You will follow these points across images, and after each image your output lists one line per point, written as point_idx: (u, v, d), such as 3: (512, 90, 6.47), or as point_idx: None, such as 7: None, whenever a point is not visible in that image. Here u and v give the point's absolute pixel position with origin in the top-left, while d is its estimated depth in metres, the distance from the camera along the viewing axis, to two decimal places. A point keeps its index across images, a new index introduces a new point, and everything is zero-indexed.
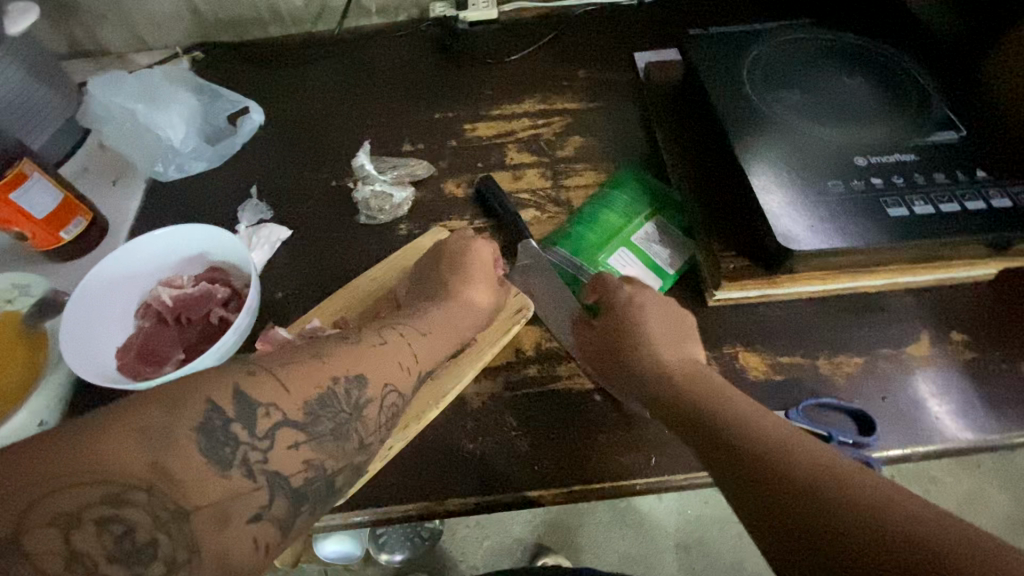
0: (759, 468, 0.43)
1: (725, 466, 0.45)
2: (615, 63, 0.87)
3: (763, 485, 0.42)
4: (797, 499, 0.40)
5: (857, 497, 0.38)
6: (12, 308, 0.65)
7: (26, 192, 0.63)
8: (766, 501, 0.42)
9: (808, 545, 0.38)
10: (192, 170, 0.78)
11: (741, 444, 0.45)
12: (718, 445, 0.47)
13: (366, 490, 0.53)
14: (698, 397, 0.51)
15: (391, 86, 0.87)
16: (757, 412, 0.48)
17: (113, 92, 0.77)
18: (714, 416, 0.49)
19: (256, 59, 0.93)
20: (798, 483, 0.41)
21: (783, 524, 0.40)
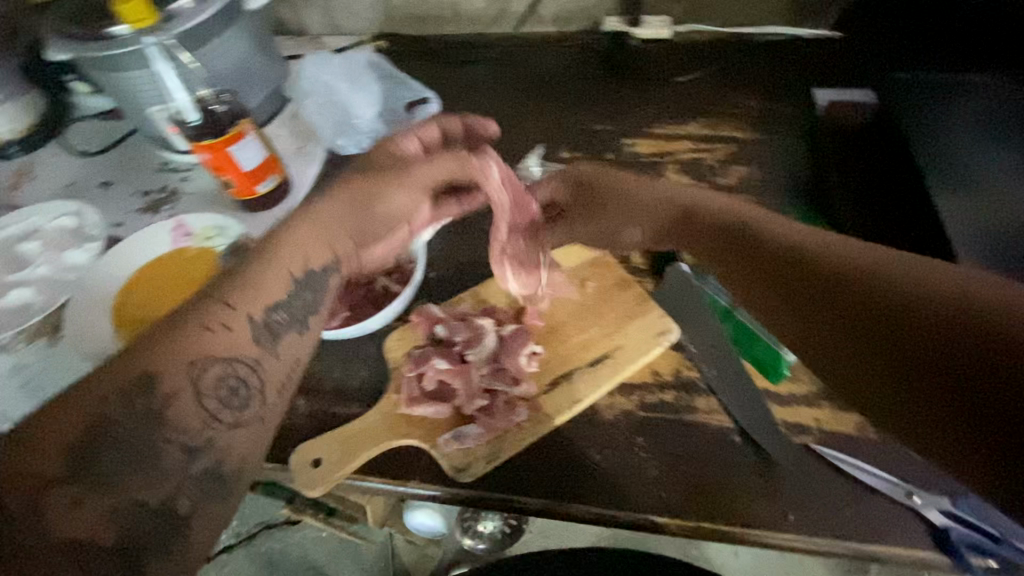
0: (824, 295, 0.41)
1: (781, 293, 0.44)
2: (790, 96, 0.84)
3: (817, 291, 0.41)
4: (878, 300, 0.38)
5: (892, 285, 0.38)
6: (211, 245, 0.75)
7: (240, 148, 0.71)
8: (823, 308, 0.41)
9: (852, 331, 0.38)
10: (367, 148, 0.85)
11: (796, 258, 0.44)
12: (775, 271, 0.45)
13: (494, 474, 0.55)
14: (763, 229, 0.48)
15: (554, 92, 0.90)
16: (834, 237, 0.44)
17: (322, 71, 0.87)
18: (774, 235, 0.47)
19: (432, 52, 1.00)
20: (872, 301, 0.38)
21: (819, 304, 0.41)
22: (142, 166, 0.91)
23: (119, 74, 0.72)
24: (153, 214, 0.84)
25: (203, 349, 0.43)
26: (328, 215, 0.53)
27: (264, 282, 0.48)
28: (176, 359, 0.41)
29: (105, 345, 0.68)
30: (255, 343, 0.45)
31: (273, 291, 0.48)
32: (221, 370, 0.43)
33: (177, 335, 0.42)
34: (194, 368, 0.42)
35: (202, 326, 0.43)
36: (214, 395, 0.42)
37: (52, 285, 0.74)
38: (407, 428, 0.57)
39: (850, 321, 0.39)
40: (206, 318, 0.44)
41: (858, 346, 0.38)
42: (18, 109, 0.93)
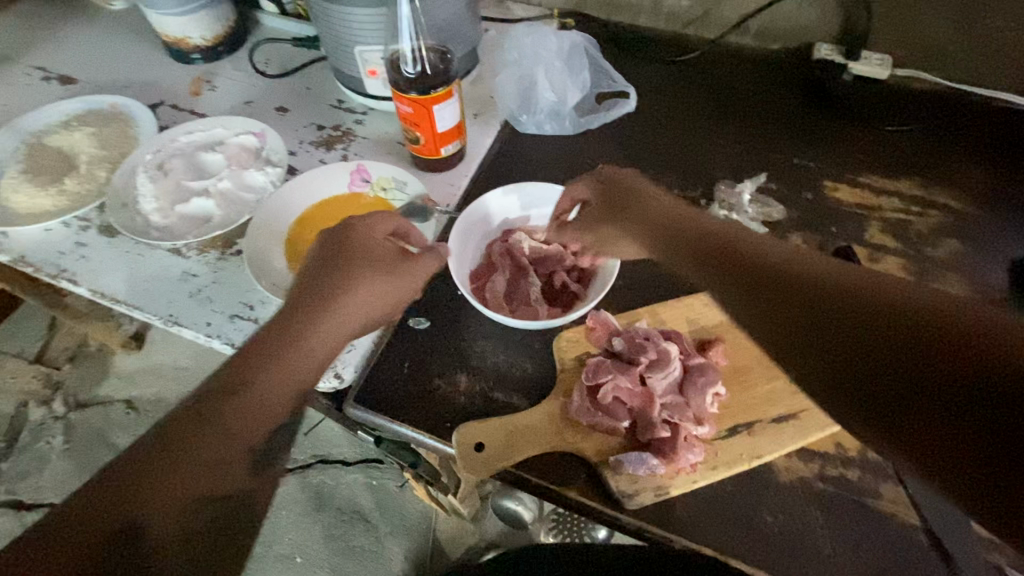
0: (789, 285, 0.42)
1: (757, 296, 0.44)
2: (1021, 175, 0.75)
3: (792, 296, 0.42)
4: (837, 302, 0.39)
5: (857, 291, 0.39)
6: (386, 197, 0.75)
7: (443, 108, 0.69)
8: (814, 315, 0.40)
9: (821, 328, 0.39)
10: (547, 130, 0.82)
11: (775, 265, 0.44)
12: (767, 285, 0.43)
13: (659, 508, 0.53)
14: (744, 242, 0.48)
15: (749, 113, 0.84)
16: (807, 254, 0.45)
17: (540, 46, 0.83)
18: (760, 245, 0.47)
19: (622, 42, 0.95)
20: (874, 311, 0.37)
21: (783, 309, 0.41)
22: (319, 100, 0.91)
23: (344, 9, 0.71)
24: (327, 151, 0.84)
25: (219, 485, 0.46)
26: (360, 292, 0.57)
27: (259, 400, 0.50)
28: (207, 474, 0.45)
29: (278, 273, 0.69)
30: (252, 472, 0.48)
31: (271, 412, 0.50)
32: (212, 514, 0.45)
33: (201, 439, 0.46)
34: (191, 506, 0.44)
35: (225, 438, 0.47)
36: (204, 531, 0.44)
37: (231, 202, 0.76)
38: (574, 437, 0.56)
39: (825, 320, 0.39)
40: (214, 428, 0.47)
41: (824, 348, 0.39)
42: (213, 18, 0.94)
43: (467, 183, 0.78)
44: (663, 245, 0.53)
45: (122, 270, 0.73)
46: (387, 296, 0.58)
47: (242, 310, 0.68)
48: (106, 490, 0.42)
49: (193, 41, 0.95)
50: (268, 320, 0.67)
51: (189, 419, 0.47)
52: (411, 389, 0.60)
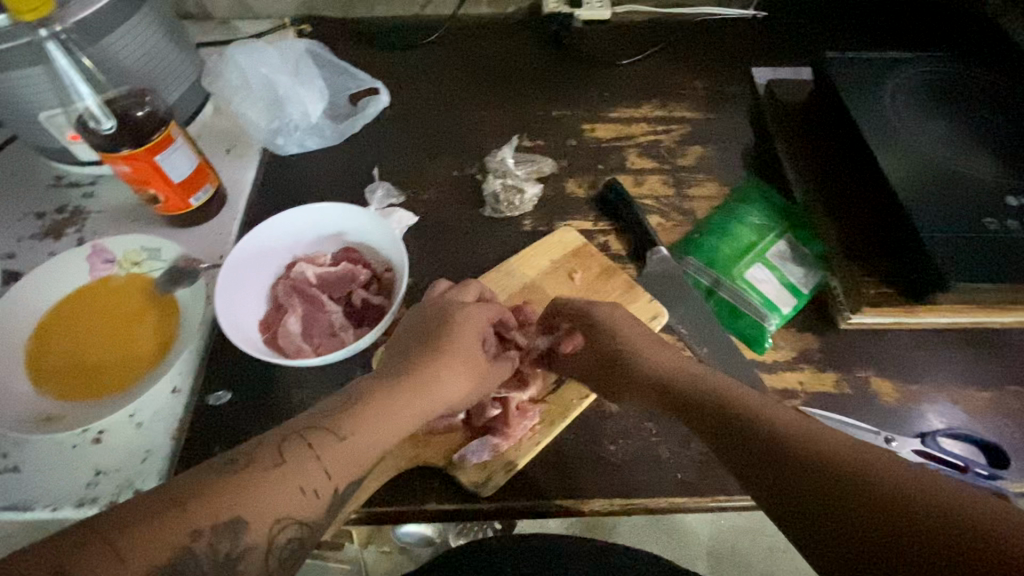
0: (786, 477, 0.42)
1: (794, 497, 0.41)
2: (732, 75, 0.87)
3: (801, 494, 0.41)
4: (839, 501, 0.39)
5: (880, 491, 0.38)
6: (142, 271, 0.65)
7: (169, 156, 0.61)
8: (815, 503, 0.40)
9: (826, 517, 0.39)
10: (310, 147, 0.77)
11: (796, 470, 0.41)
12: (766, 453, 0.43)
13: (513, 482, 0.54)
14: (807, 461, 0.41)
15: (504, 78, 0.87)
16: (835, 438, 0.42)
17: (258, 62, 0.76)
18: (758, 428, 0.45)
19: (366, 36, 0.92)
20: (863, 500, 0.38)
21: (766, 477, 0.43)
22: (30, 182, 0.76)
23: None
24: (56, 239, 0.71)
25: (294, 508, 0.42)
26: (452, 369, 0.52)
27: (363, 448, 0.46)
28: (266, 514, 0.41)
29: (24, 403, 0.57)
30: (325, 508, 0.43)
31: (362, 455, 0.46)
32: (293, 531, 0.42)
33: (252, 483, 0.41)
34: (278, 523, 0.41)
35: (296, 487, 0.42)
36: (279, 554, 0.41)
37: None
38: (415, 449, 0.54)
39: (806, 504, 0.40)
40: (303, 479, 0.43)
41: (789, 497, 0.41)
42: None
43: (237, 227, 0.71)
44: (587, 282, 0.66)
45: None
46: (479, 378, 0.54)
47: None
48: (150, 554, 0.36)
49: None
50: (33, 460, 0.56)
51: (228, 479, 0.41)
52: None
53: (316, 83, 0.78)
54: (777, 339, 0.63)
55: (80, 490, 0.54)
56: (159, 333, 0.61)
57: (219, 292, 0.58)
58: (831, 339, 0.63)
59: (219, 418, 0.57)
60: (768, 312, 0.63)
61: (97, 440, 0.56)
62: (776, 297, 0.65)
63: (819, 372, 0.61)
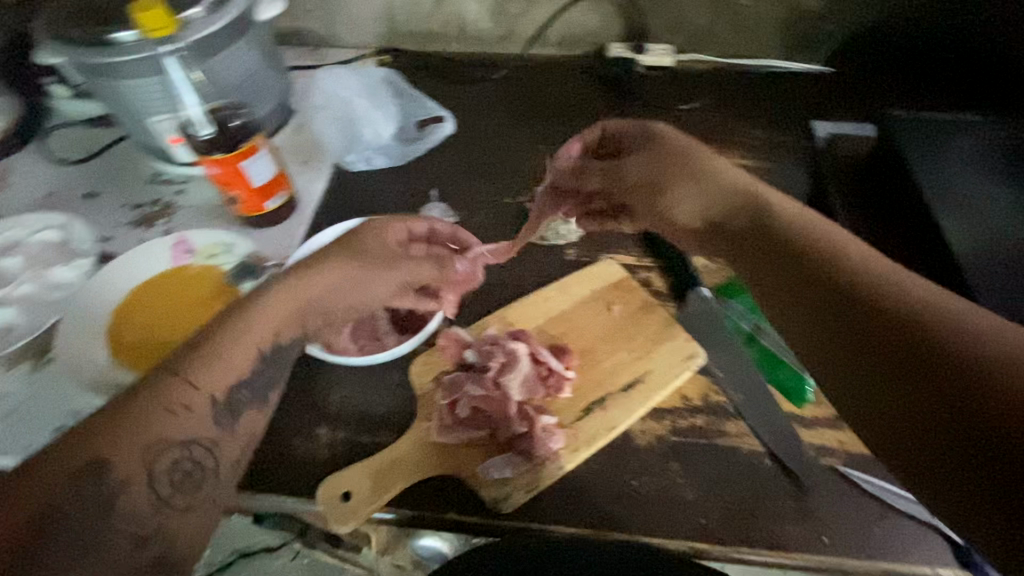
0: (874, 332, 0.43)
1: (864, 332, 0.43)
2: (791, 125, 0.87)
3: (891, 341, 0.42)
4: (929, 346, 0.40)
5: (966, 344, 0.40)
6: (216, 263, 0.71)
7: (253, 163, 0.68)
8: (890, 353, 0.42)
9: (899, 374, 0.41)
10: (378, 165, 0.83)
11: (877, 307, 0.43)
12: (826, 299, 0.46)
13: (532, 504, 0.55)
14: (918, 323, 0.41)
15: (563, 115, 0.91)
16: (952, 308, 0.42)
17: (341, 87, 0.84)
18: (847, 274, 0.46)
19: (439, 70, 0.99)
20: (919, 338, 0.41)
21: (835, 323, 0.45)
22: (131, 177, 0.85)
23: (123, 82, 0.68)
24: (147, 229, 0.79)
25: (169, 431, 0.46)
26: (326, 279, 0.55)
27: (219, 355, 0.50)
28: (131, 445, 0.44)
29: (103, 371, 0.63)
30: (212, 421, 0.49)
31: (240, 366, 0.51)
32: (175, 457, 0.46)
33: (123, 414, 0.45)
34: (152, 450, 0.45)
35: (162, 407, 0.46)
36: (166, 480, 0.45)
37: (39, 307, 0.69)
38: (440, 457, 0.56)
39: (881, 354, 0.42)
40: (167, 399, 0.47)
41: (828, 342, 0.45)
42: None
43: (303, 232, 0.77)
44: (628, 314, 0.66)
45: None
46: (361, 299, 0.58)
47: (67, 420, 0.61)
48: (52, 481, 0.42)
49: None
50: None
51: (115, 411, 0.45)
52: (269, 456, 0.58)
53: (390, 110, 0.85)
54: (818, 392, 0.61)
55: None
56: None
57: None
58: None
59: None
60: None
61: None
62: None
63: None
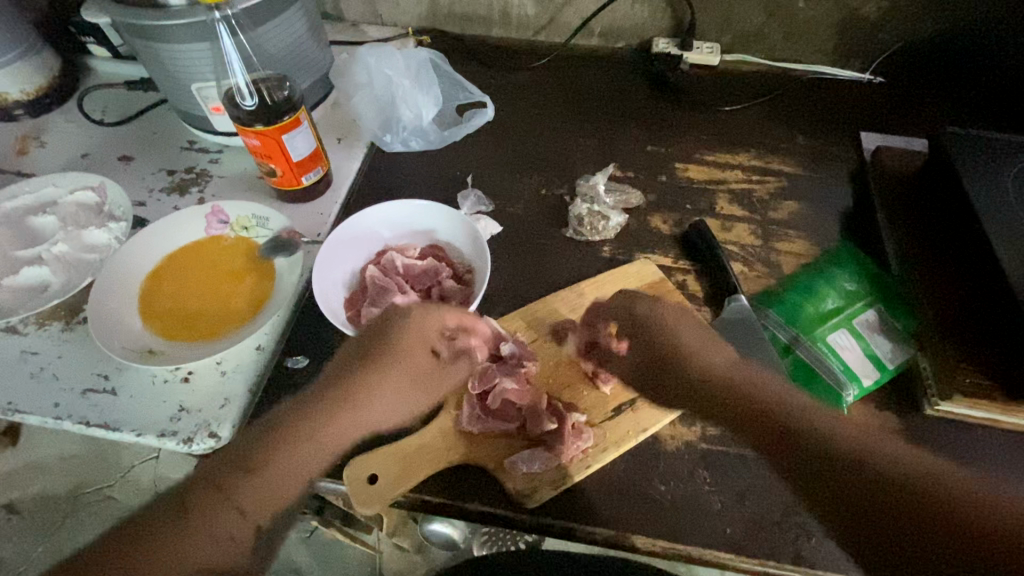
0: (817, 469, 0.50)
1: (816, 479, 0.50)
2: (839, 135, 0.85)
3: (811, 473, 0.50)
4: (871, 477, 0.48)
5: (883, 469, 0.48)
6: (249, 235, 0.71)
7: (293, 137, 0.67)
8: (861, 500, 0.48)
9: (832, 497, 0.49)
10: (414, 147, 0.82)
11: (844, 462, 0.49)
12: (778, 434, 0.52)
13: (559, 500, 0.54)
14: (834, 448, 0.49)
15: (604, 109, 0.89)
16: (880, 444, 0.50)
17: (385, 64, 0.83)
18: (814, 431, 0.50)
19: (480, 54, 0.98)
20: (829, 462, 0.49)
21: (810, 473, 0.50)
22: (167, 143, 0.85)
23: (168, 46, 0.67)
24: (181, 195, 0.79)
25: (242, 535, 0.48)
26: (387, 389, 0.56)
27: (274, 484, 0.50)
28: (192, 547, 0.46)
29: (133, 336, 0.63)
30: (250, 552, 0.48)
31: (284, 496, 0.50)
32: None
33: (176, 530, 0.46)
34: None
35: (207, 535, 0.47)
36: None
37: (72, 265, 0.69)
38: (468, 447, 0.56)
39: (870, 504, 0.48)
40: (213, 525, 0.47)
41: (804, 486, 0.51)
42: (31, 70, 0.86)
43: (337, 210, 0.76)
44: None
45: None
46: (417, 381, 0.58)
47: (96, 382, 0.62)
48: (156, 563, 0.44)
49: (10, 95, 0.86)
50: (127, 387, 0.61)
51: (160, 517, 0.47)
52: None
53: (432, 93, 0.84)
54: (853, 410, 0.61)
55: (164, 422, 0.59)
56: (254, 294, 0.67)
57: (318, 263, 0.64)
58: (912, 424, 0.59)
59: (294, 381, 0.61)
60: (848, 381, 0.61)
61: (187, 379, 0.62)
62: (858, 368, 0.62)
63: None
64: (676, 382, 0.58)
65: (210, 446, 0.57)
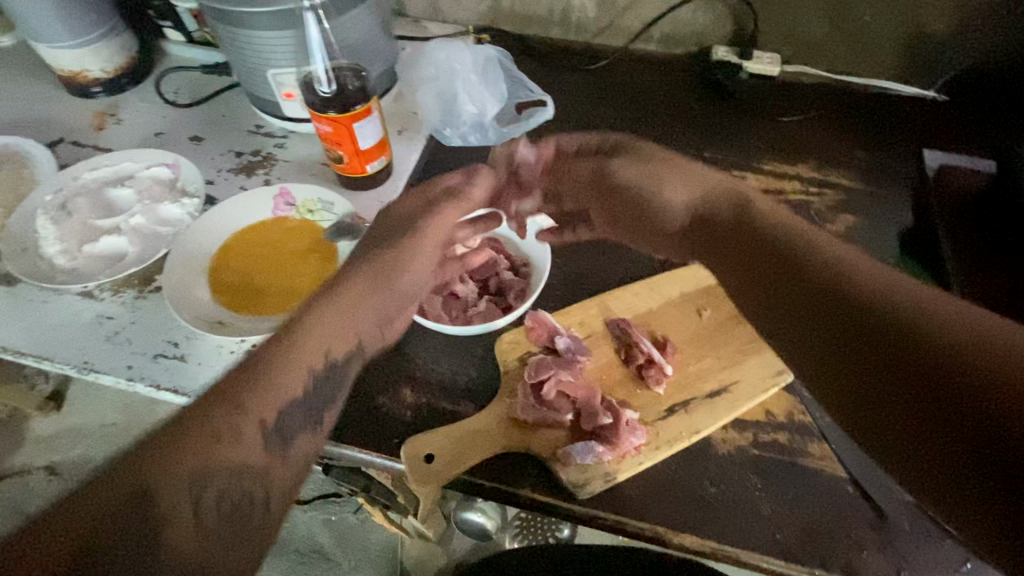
0: (810, 302, 0.43)
1: (808, 316, 0.43)
2: (900, 151, 0.84)
3: (809, 308, 0.43)
4: (871, 309, 0.39)
5: (880, 294, 0.39)
6: (314, 218, 0.73)
7: (364, 125, 0.69)
8: (849, 335, 0.40)
9: (838, 344, 0.40)
10: (474, 142, 0.84)
11: (841, 288, 0.41)
12: (767, 261, 0.47)
13: (609, 493, 0.55)
14: (825, 275, 0.43)
15: (660, 113, 0.90)
16: (892, 283, 0.40)
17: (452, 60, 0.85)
18: (823, 258, 0.44)
19: (539, 55, 0.99)
20: (834, 298, 0.41)
21: (807, 310, 0.43)
22: (235, 126, 0.88)
23: (251, 32, 0.70)
24: (248, 177, 0.82)
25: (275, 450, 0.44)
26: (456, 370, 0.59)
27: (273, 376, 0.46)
28: (178, 478, 0.39)
29: (203, 307, 0.66)
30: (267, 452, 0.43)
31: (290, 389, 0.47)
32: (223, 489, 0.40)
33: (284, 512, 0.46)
34: (198, 489, 0.39)
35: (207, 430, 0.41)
36: (215, 516, 0.39)
37: (147, 237, 0.73)
38: (523, 435, 0.57)
39: (858, 336, 0.39)
40: (216, 423, 0.42)
41: (793, 329, 0.44)
42: (112, 50, 0.90)
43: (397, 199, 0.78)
44: (715, 323, 0.66)
45: (26, 315, 0.68)
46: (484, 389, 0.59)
47: (167, 349, 0.65)
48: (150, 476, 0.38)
49: (92, 73, 0.90)
50: (196, 356, 0.64)
51: (164, 439, 0.40)
52: (355, 411, 0.60)
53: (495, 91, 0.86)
54: None
55: None
56: (318, 274, 0.69)
57: None
58: None
59: None
60: None
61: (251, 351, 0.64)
62: None
63: None
64: (701, 214, 0.55)
65: None
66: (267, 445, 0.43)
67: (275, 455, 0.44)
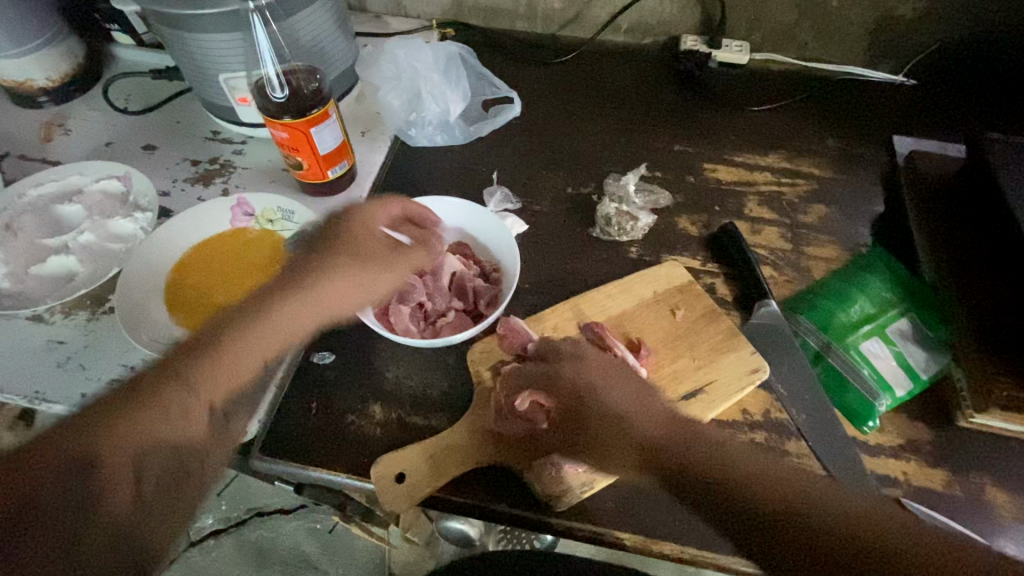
0: (741, 522, 0.49)
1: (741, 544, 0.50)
2: (869, 138, 0.84)
3: (742, 511, 0.49)
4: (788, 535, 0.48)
5: (775, 503, 0.49)
6: (275, 228, 0.71)
7: (321, 130, 0.66)
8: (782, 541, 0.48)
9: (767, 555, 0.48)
10: (440, 143, 0.82)
11: (750, 511, 0.49)
12: (687, 434, 0.54)
13: (586, 503, 0.54)
14: (736, 487, 0.50)
15: (629, 106, 0.88)
16: (772, 470, 0.51)
17: (412, 58, 0.82)
18: (705, 445, 0.53)
19: (505, 49, 0.96)
20: (763, 518, 0.49)
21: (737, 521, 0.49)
22: (190, 133, 0.85)
23: (196, 35, 0.67)
24: (205, 186, 0.78)
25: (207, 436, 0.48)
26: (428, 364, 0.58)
27: (231, 362, 0.50)
28: (125, 451, 0.43)
29: (160, 328, 0.63)
30: (206, 431, 0.48)
31: (238, 375, 0.51)
32: (160, 472, 0.44)
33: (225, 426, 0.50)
34: (142, 455, 0.43)
35: (159, 406, 0.45)
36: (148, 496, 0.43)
37: (98, 255, 0.69)
38: (496, 448, 0.56)
39: (780, 542, 0.48)
40: (167, 399, 0.46)
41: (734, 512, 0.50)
42: (54, 56, 0.85)
43: None
44: (688, 323, 0.65)
45: None
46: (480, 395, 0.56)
47: (123, 374, 0.62)
48: (98, 443, 0.42)
49: (34, 81, 0.86)
50: None
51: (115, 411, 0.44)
52: (323, 429, 0.58)
53: (459, 88, 0.83)
54: (885, 419, 0.59)
55: None
56: None
57: None
58: (944, 436, 0.58)
59: (322, 377, 0.61)
60: (881, 390, 0.59)
61: None
62: (891, 376, 0.60)
63: (927, 466, 0.56)
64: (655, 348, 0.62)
65: (237, 440, 0.57)
66: (206, 425, 0.48)
67: (213, 437, 0.48)
